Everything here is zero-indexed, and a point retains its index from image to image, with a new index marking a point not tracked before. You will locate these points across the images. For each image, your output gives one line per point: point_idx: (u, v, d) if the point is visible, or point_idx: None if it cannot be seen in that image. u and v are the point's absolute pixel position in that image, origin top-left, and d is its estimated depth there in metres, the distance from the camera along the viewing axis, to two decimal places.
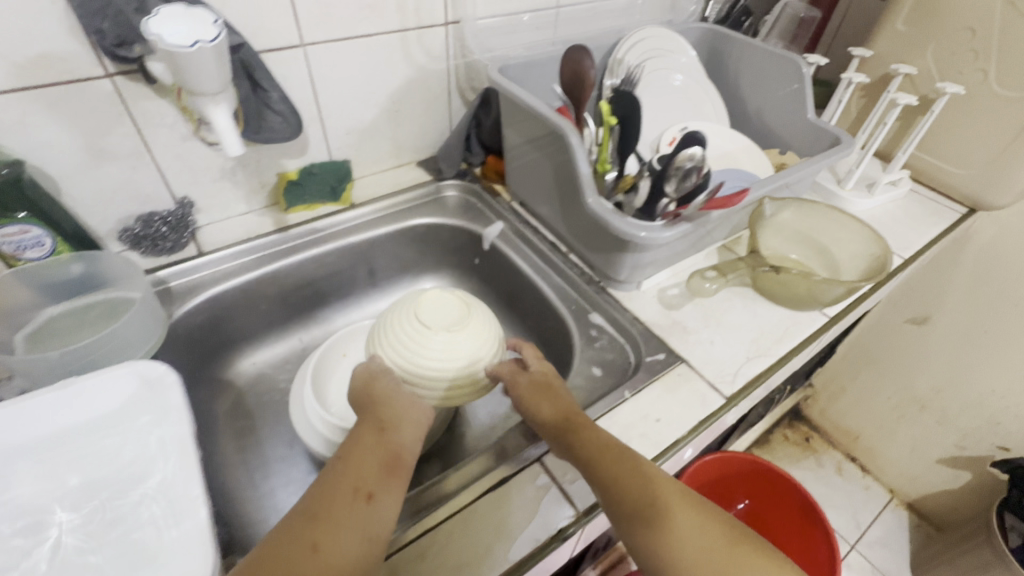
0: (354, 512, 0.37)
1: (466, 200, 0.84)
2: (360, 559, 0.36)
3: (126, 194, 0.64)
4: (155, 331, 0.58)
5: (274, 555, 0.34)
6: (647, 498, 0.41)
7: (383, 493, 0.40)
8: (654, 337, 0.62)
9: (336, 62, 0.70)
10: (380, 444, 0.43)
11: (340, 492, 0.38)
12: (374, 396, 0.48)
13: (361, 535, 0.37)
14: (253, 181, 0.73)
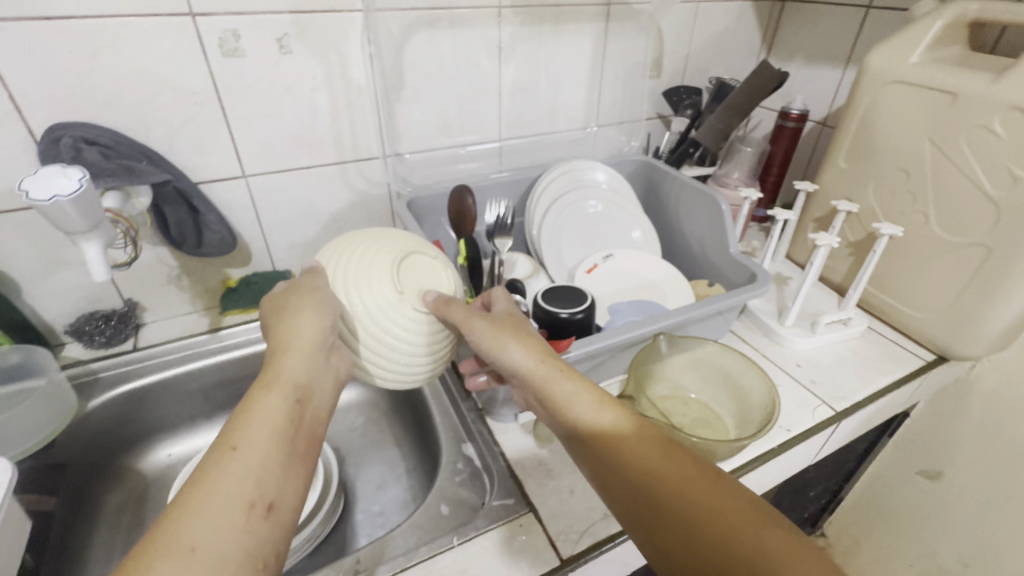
0: (252, 527, 0.35)
1: None
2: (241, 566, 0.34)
3: (78, 295, 0.74)
4: (46, 427, 0.64)
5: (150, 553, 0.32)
6: (649, 479, 0.41)
7: (283, 499, 0.38)
8: (511, 477, 0.59)
9: (277, 188, 0.80)
10: (281, 419, 0.42)
11: (227, 491, 0.36)
12: (280, 380, 0.45)
13: (253, 554, 0.35)
14: (197, 286, 0.82)
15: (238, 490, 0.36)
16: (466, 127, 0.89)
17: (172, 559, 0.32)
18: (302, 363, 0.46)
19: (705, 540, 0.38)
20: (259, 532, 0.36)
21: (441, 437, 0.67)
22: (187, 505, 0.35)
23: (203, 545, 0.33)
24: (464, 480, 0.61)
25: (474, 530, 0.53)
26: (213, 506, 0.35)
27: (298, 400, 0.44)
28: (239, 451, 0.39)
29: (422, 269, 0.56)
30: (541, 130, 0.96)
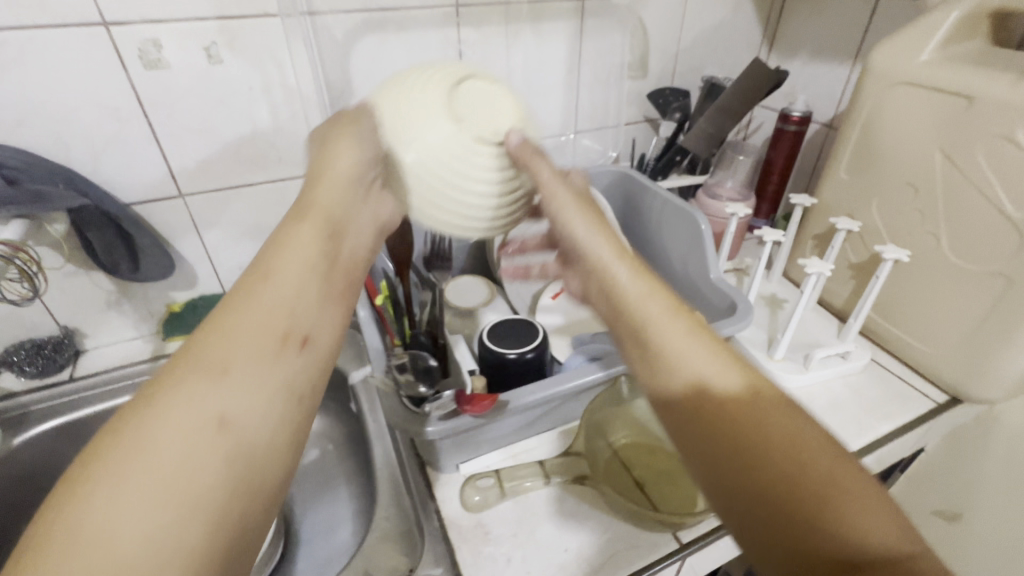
0: (288, 361, 0.30)
1: (351, 335, 0.83)
2: (261, 442, 0.28)
3: (9, 323, 0.70)
4: None
5: (183, 356, 0.28)
6: (775, 464, 0.27)
7: (319, 331, 0.33)
8: (443, 541, 0.52)
9: (219, 207, 0.75)
10: (313, 245, 0.35)
11: (257, 323, 0.30)
12: (312, 209, 0.37)
13: (287, 387, 0.30)
14: (140, 311, 0.78)
15: (276, 319, 0.31)
16: None
17: (162, 447, 0.25)
18: (334, 191, 0.39)
19: (832, 557, 0.24)
20: (251, 414, 0.28)
21: (379, 486, 0.61)
22: (217, 326, 0.30)
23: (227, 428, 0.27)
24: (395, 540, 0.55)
25: None
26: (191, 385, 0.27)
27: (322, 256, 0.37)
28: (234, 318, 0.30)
29: (479, 94, 0.47)
30: None
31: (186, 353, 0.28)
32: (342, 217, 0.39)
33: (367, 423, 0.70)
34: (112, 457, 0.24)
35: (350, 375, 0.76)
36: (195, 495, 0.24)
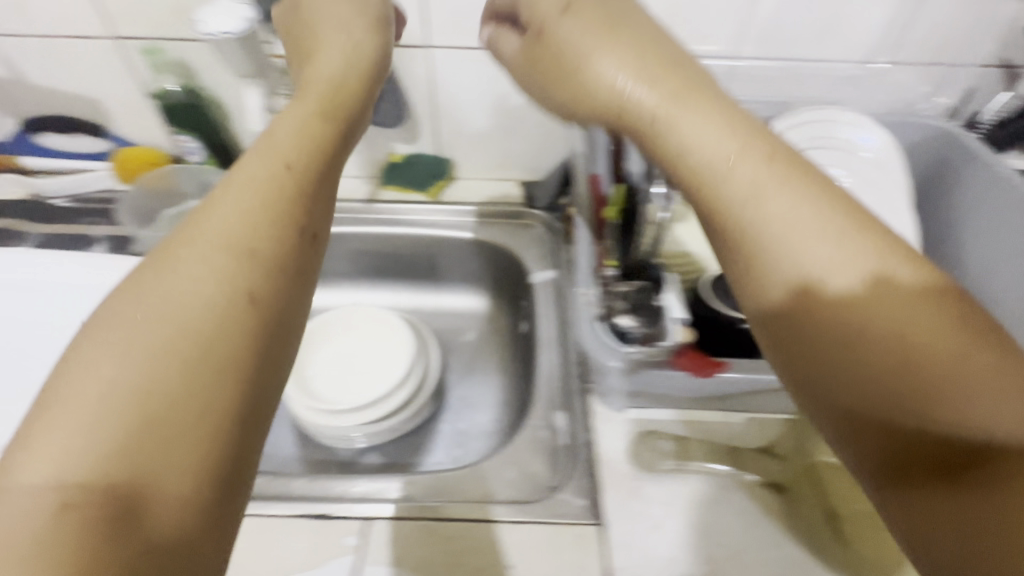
0: (328, 124, 0.41)
1: (542, 234, 0.80)
2: (277, 185, 0.35)
3: (272, 135, 0.80)
4: None
5: (247, 184, 0.34)
6: (873, 359, 0.28)
7: (282, 124, 0.39)
8: (592, 474, 0.52)
9: (456, 68, 0.72)
10: (312, 116, 0.41)
11: (285, 141, 0.38)
12: (307, 94, 0.43)
13: (298, 163, 0.37)
14: (367, 153, 0.82)
15: (332, 118, 0.42)
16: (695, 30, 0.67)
17: (212, 233, 0.32)
18: (326, 74, 0.45)
19: (955, 437, 0.26)
20: (281, 235, 0.33)
21: (537, 397, 0.60)
22: (237, 173, 0.35)
23: (253, 255, 0.32)
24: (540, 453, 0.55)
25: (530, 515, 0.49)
26: (243, 185, 0.34)
27: (292, 168, 0.36)
28: (270, 144, 0.37)
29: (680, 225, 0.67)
30: (796, 54, 0.69)
31: (263, 168, 0.35)
32: (346, 76, 0.45)
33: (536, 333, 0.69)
34: (172, 258, 0.31)
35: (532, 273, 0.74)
36: (235, 264, 0.31)
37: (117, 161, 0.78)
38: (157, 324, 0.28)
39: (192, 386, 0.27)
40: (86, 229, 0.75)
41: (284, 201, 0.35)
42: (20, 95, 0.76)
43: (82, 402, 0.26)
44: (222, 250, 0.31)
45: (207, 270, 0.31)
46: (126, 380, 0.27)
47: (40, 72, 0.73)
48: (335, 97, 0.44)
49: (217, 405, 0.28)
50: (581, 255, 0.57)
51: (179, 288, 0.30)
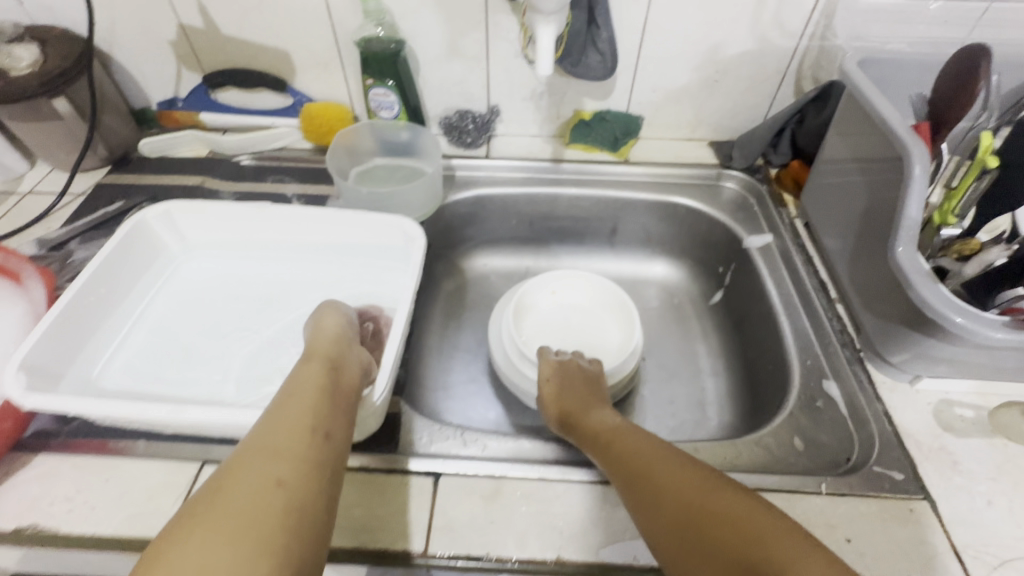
0: (328, 372, 0.43)
1: (743, 198, 0.75)
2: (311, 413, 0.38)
3: (459, 90, 0.76)
4: (425, 204, 0.72)
5: (280, 414, 0.38)
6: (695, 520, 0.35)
7: (348, 362, 0.45)
8: (900, 447, 0.47)
9: (674, 13, 0.67)
10: (335, 349, 0.46)
11: (323, 349, 0.46)
12: (316, 352, 0.45)
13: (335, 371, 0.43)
14: (551, 110, 0.78)
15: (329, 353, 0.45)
16: None
17: (271, 431, 0.36)
18: (328, 342, 0.47)
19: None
20: (323, 417, 0.39)
21: (793, 363, 0.56)
22: (287, 397, 0.40)
23: (322, 438, 0.37)
24: (823, 422, 0.51)
25: (847, 487, 0.45)
26: (298, 381, 0.42)
27: (333, 367, 0.44)
28: (303, 381, 0.42)
29: None
30: None
31: (313, 378, 0.42)
32: (348, 340, 0.48)
33: (765, 298, 0.64)
34: (235, 466, 0.34)
35: (747, 238, 0.70)
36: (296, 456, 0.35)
37: (304, 117, 0.75)
38: (255, 484, 0.32)
39: (307, 494, 0.33)
40: (277, 187, 0.73)
41: (323, 408, 0.39)
42: (206, 46, 0.73)
43: (235, 517, 0.30)
44: (293, 437, 0.36)
45: (291, 423, 0.37)
46: (250, 507, 0.31)
47: (235, 20, 0.70)
48: (335, 347, 0.46)
49: (300, 497, 0.33)
50: (876, 212, 0.51)
51: (268, 444, 0.35)
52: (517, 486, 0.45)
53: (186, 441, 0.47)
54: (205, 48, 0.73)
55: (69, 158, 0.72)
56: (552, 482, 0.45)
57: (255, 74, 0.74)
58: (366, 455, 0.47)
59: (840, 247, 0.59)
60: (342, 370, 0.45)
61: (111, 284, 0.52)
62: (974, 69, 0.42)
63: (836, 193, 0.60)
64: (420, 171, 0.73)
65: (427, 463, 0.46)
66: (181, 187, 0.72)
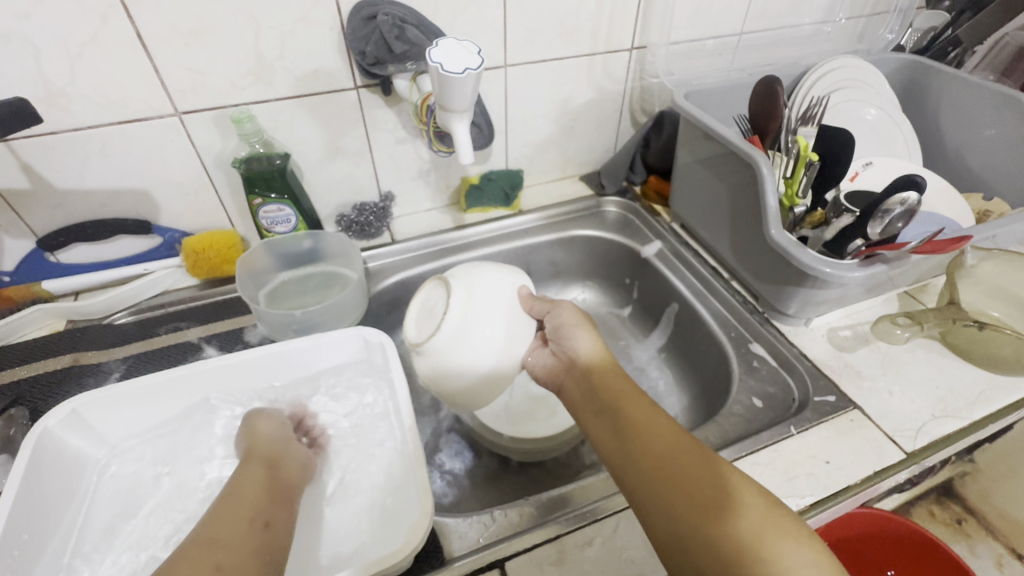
0: (269, 470, 0.47)
1: (625, 216, 0.87)
2: (249, 516, 0.41)
3: (349, 186, 0.76)
4: (358, 305, 0.70)
5: (217, 518, 0.40)
6: (650, 452, 0.41)
7: (293, 460, 0.49)
8: (823, 377, 0.60)
9: (527, 81, 0.76)
10: (260, 462, 0.47)
11: (260, 448, 0.49)
12: (254, 454, 0.48)
13: (270, 481, 0.46)
14: (441, 183, 0.82)
15: (266, 453, 0.48)
16: (719, 17, 0.79)
17: (206, 531, 0.38)
18: (271, 436, 0.51)
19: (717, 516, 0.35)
20: (259, 514, 0.42)
21: (721, 338, 0.68)
22: (218, 503, 0.42)
23: (266, 532, 0.40)
24: (764, 377, 0.62)
25: (808, 421, 0.56)
26: (241, 487, 0.45)
27: (271, 464, 0.47)
28: (232, 489, 0.44)
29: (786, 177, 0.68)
30: (782, 23, 0.85)
31: (243, 484, 0.45)
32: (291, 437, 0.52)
33: (676, 292, 0.76)
34: (184, 555, 0.36)
35: (641, 248, 0.82)
36: (237, 550, 0.37)
37: (187, 252, 0.68)
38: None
39: None
40: (178, 337, 0.65)
41: (257, 510, 0.42)
42: (36, 207, 0.62)
43: None
44: (232, 533, 0.39)
45: (226, 526, 0.39)
46: None
47: (72, 170, 0.61)
48: (284, 458, 0.49)
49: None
50: (739, 204, 0.66)
51: (209, 541, 0.37)
52: (577, 537, 0.47)
53: None
54: (35, 209, 0.62)
55: None
56: (603, 520, 0.48)
57: (110, 222, 0.66)
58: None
59: (717, 237, 0.73)
60: (282, 464, 0.48)
61: (32, 525, 0.43)
62: (775, 92, 0.59)
63: (699, 195, 0.74)
64: (339, 274, 0.71)
65: (485, 556, 0.46)
66: (49, 374, 0.60)
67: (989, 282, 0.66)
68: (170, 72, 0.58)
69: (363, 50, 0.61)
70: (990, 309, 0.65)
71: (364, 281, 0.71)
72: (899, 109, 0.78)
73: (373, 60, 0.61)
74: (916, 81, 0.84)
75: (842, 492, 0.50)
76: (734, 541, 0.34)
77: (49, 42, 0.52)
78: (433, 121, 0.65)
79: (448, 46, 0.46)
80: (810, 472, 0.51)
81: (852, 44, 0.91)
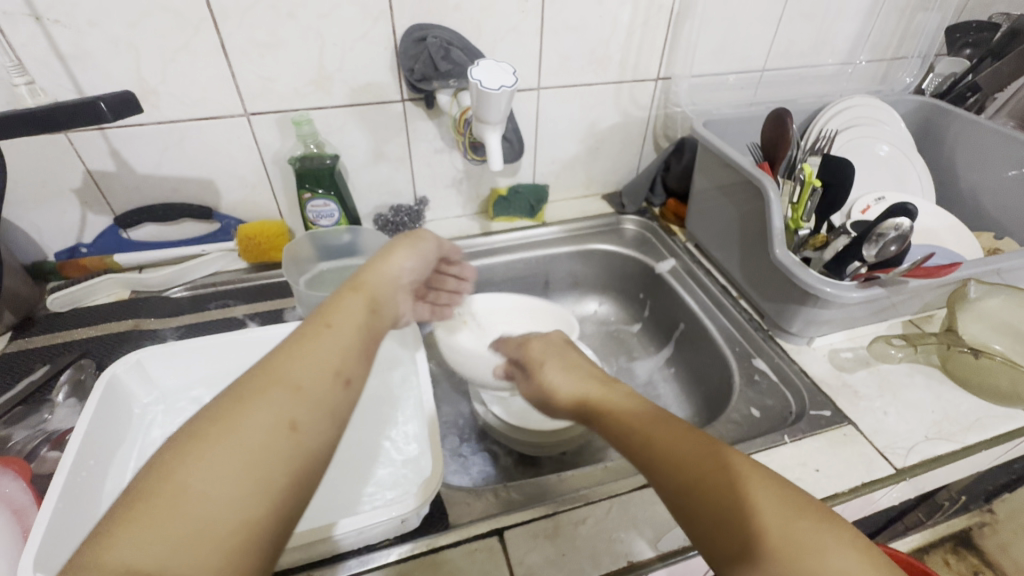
0: (368, 314, 0.42)
1: (643, 235, 0.92)
2: (344, 347, 0.37)
3: (388, 188, 0.83)
4: None
5: (315, 323, 0.38)
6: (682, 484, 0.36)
7: (386, 304, 0.45)
8: (821, 393, 0.63)
9: (558, 103, 0.83)
10: (363, 303, 0.43)
11: (366, 282, 0.45)
12: (361, 284, 0.45)
13: (369, 328, 0.41)
14: (472, 192, 0.89)
15: (360, 284, 0.45)
16: (742, 55, 0.85)
17: (296, 344, 0.36)
18: (382, 280, 0.46)
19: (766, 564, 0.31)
20: (351, 351, 0.38)
21: (726, 352, 0.71)
22: (322, 313, 0.39)
23: (348, 388, 0.36)
24: (763, 390, 0.65)
25: (802, 431, 0.58)
26: (341, 304, 0.41)
27: (373, 307, 0.43)
28: (336, 307, 0.41)
29: None
30: (804, 63, 0.89)
31: (340, 303, 0.41)
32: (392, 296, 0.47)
33: (686, 307, 0.80)
34: (258, 389, 0.33)
35: (656, 264, 0.86)
36: (312, 409, 0.33)
37: (240, 238, 0.75)
38: (281, 436, 0.31)
39: (314, 448, 0.33)
40: (226, 313, 0.72)
41: (353, 343, 0.38)
42: (119, 188, 0.71)
43: (246, 457, 0.30)
44: (326, 355, 0.36)
45: (324, 355, 0.36)
46: (268, 438, 0.31)
47: (151, 157, 0.69)
48: (380, 300, 0.45)
49: (315, 439, 0.33)
50: (749, 226, 0.70)
51: (293, 367, 0.34)
52: (571, 516, 0.51)
53: None
54: (117, 190, 0.71)
55: None
56: (598, 503, 0.51)
57: (177, 206, 0.74)
58: (428, 537, 0.49)
59: (728, 257, 0.77)
60: (380, 308, 0.44)
61: (95, 454, 0.49)
62: (784, 124, 0.64)
63: (714, 217, 0.79)
64: None
65: (485, 524, 0.50)
66: (113, 335, 0.67)
67: (994, 316, 0.68)
68: (245, 78, 0.66)
69: (412, 68, 0.68)
70: (992, 342, 0.67)
71: None
72: (913, 147, 0.81)
73: (420, 76, 0.69)
74: (933, 122, 0.88)
75: (831, 498, 0.52)
76: (755, 574, 0.31)
77: (149, 47, 0.61)
78: (470, 132, 0.71)
79: (487, 66, 0.53)
80: (800, 477, 0.54)
81: (872, 85, 0.95)
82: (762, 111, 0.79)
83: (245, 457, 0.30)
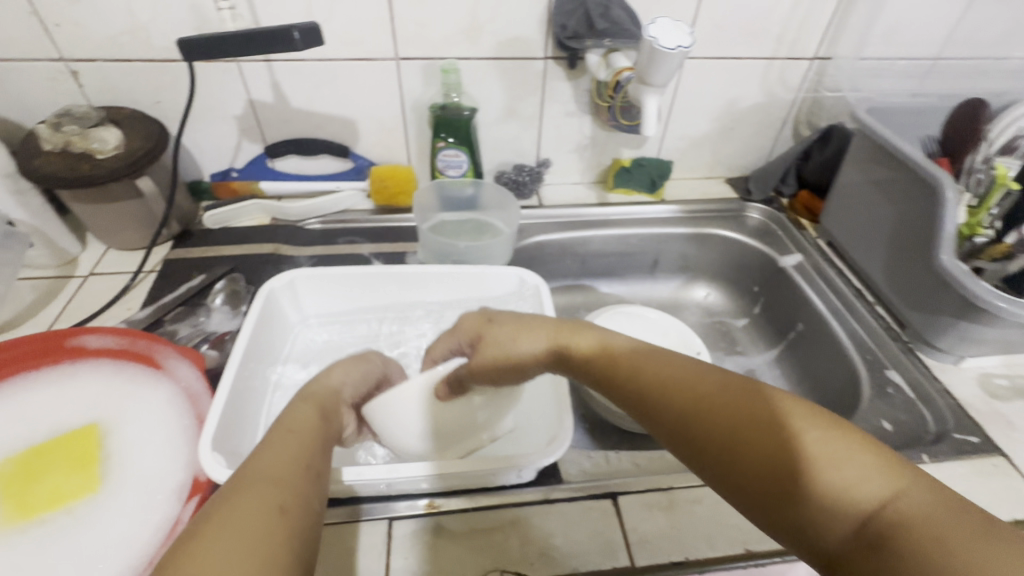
0: (321, 412, 0.42)
1: (767, 226, 0.87)
2: (307, 447, 0.37)
3: (514, 147, 0.83)
4: (507, 253, 0.77)
5: (277, 429, 0.38)
6: (710, 442, 0.32)
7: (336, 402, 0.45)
8: (967, 418, 0.57)
9: (701, 75, 0.79)
10: (313, 403, 0.43)
11: (319, 387, 0.46)
12: (312, 395, 0.44)
13: (323, 421, 0.42)
14: (593, 160, 0.87)
15: (313, 391, 0.44)
16: (918, 39, 0.77)
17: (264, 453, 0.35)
18: (326, 385, 0.46)
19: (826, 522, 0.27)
20: (313, 450, 0.37)
21: (855, 358, 0.67)
22: (279, 424, 0.39)
23: (316, 477, 0.35)
24: (896, 404, 0.61)
25: (942, 454, 0.54)
26: (292, 415, 0.41)
27: (323, 408, 0.43)
28: (289, 417, 0.40)
29: None
30: (990, 54, 0.79)
31: (293, 410, 0.41)
32: (342, 391, 0.47)
33: (809, 306, 0.76)
34: (235, 486, 0.32)
35: (780, 258, 0.81)
36: (289, 488, 0.33)
37: (373, 180, 0.79)
38: (273, 513, 0.30)
39: (303, 523, 0.32)
40: (354, 249, 0.76)
41: (309, 436, 0.38)
42: (273, 119, 0.75)
43: (247, 535, 0.28)
44: (291, 454, 0.35)
45: (289, 453, 0.36)
46: (264, 518, 0.30)
47: (305, 93, 0.73)
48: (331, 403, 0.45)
49: (305, 519, 0.32)
50: (905, 228, 0.64)
51: (260, 466, 0.34)
52: (687, 494, 0.50)
53: (366, 501, 0.48)
54: (272, 121, 0.75)
55: (135, 237, 0.71)
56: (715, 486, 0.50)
57: (320, 142, 0.78)
58: (544, 488, 0.50)
59: (868, 259, 0.72)
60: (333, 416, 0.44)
61: (253, 358, 0.53)
62: None
63: (857, 214, 0.73)
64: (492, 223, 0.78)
65: (599, 486, 0.50)
66: (257, 255, 0.72)
67: None
68: (401, 22, 0.68)
69: (565, 24, 0.67)
70: None
71: (513, 233, 0.77)
72: None
73: (571, 34, 0.67)
74: None
75: None
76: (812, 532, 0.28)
77: None
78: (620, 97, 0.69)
79: (664, 25, 0.50)
80: None
81: None
82: (937, 103, 0.71)
83: (244, 536, 0.28)
